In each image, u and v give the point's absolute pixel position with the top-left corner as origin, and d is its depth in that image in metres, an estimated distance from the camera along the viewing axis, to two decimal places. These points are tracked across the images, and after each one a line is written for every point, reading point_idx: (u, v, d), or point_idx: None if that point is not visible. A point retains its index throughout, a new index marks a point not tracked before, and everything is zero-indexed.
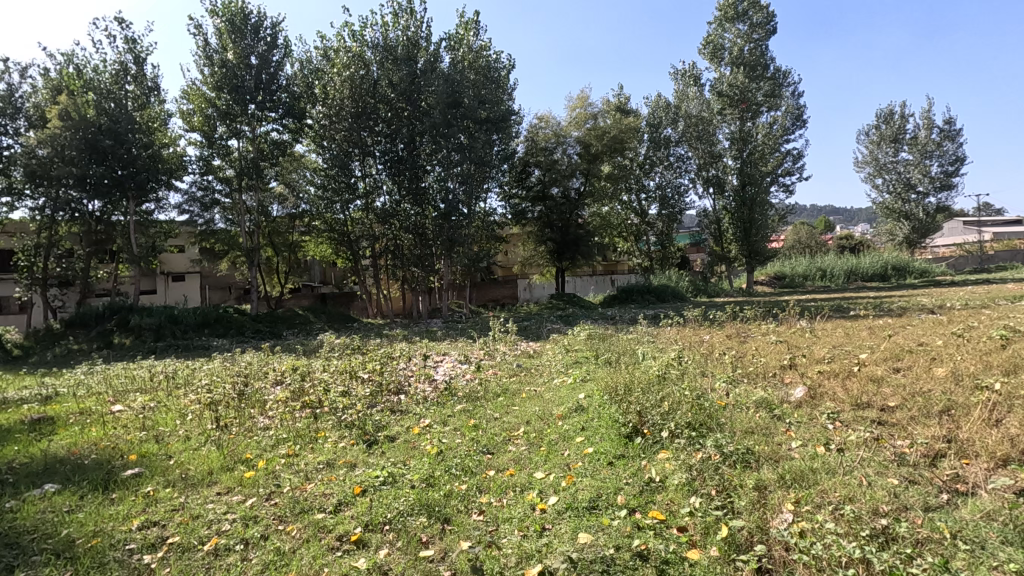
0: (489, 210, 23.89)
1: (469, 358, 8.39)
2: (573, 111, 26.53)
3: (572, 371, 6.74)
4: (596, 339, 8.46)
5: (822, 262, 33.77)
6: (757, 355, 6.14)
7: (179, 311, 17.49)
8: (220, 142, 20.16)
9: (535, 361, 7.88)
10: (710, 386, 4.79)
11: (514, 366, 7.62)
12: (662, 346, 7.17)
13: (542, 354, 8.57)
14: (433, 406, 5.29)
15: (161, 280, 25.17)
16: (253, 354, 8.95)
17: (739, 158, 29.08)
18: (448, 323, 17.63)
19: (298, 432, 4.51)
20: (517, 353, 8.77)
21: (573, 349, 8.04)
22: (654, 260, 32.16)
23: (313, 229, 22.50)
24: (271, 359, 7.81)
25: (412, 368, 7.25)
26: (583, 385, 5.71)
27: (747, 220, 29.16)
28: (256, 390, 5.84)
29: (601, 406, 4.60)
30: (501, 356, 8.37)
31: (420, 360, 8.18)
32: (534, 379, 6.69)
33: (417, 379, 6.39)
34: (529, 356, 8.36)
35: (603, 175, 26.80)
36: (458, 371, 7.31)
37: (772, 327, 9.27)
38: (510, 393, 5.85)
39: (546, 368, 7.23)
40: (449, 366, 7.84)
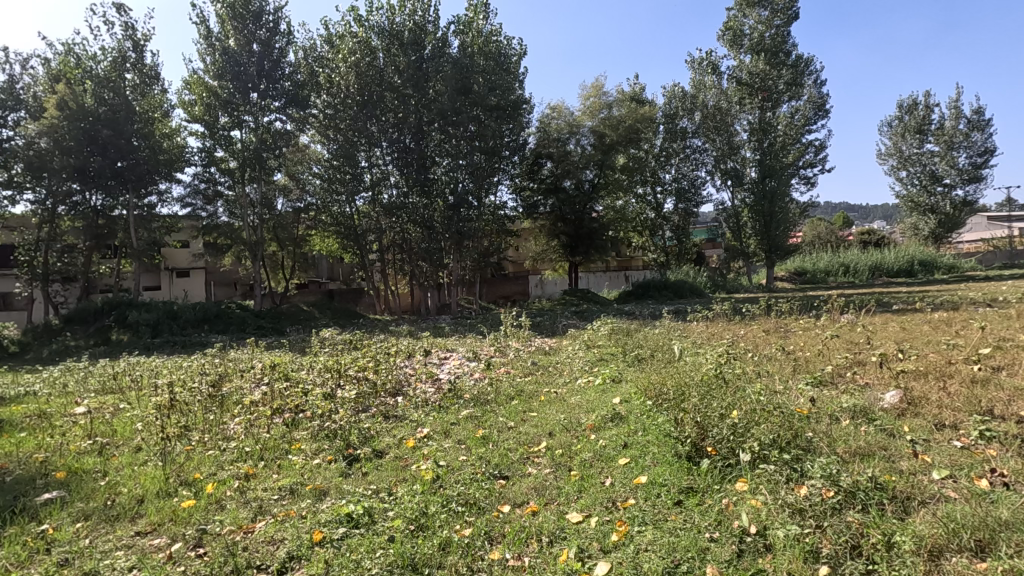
0: (499, 202, 23.10)
1: (480, 356, 7.61)
2: (586, 101, 25.66)
3: (598, 369, 5.92)
4: (620, 336, 7.65)
5: (845, 257, 32.54)
6: (817, 352, 5.34)
7: (179, 307, 16.89)
8: (222, 133, 19.57)
9: (554, 359, 7.09)
10: (781, 389, 3.97)
11: (529, 364, 6.83)
12: (699, 342, 6.39)
13: (560, 351, 7.77)
14: (434, 412, 4.50)
15: (165, 275, 24.71)
16: (243, 348, 8.23)
17: (760, 149, 28.07)
18: (458, 319, 16.93)
19: (269, 445, 3.75)
20: (532, 349, 7.96)
21: (596, 346, 7.23)
22: (670, 256, 31.14)
23: (318, 223, 21.85)
24: (259, 355, 7.09)
25: (413, 366, 6.48)
26: (618, 387, 4.92)
27: (767, 213, 28.15)
28: (237, 391, 5.11)
29: (646, 416, 3.87)
30: (514, 353, 7.58)
31: (424, 358, 7.41)
32: (554, 379, 5.88)
33: (424, 380, 5.63)
34: (546, 354, 7.57)
35: (618, 166, 25.90)
36: (465, 369, 6.54)
37: (813, 321, 8.37)
38: (525, 396, 5.04)
39: (568, 366, 6.43)
40: (455, 364, 7.06)
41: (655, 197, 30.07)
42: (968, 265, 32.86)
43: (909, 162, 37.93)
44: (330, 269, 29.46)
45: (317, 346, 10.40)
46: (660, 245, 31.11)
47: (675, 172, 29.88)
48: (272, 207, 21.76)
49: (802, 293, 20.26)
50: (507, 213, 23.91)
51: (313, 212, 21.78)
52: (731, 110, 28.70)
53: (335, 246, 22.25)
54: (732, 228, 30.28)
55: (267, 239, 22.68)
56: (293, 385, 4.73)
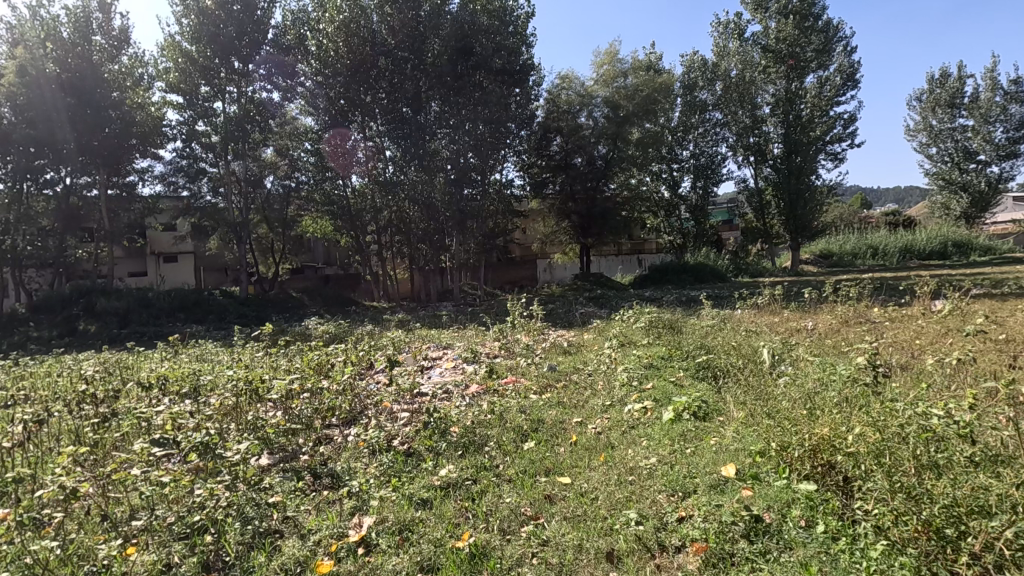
0: (505, 179, 21.37)
1: (481, 356, 6.03)
2: (599, 68, 23.90)
3: (648, 383, 4.52)
4: (671, 330, 6.05)
5: (873, 238, 30.65)
6: (986, 368, 3.98)
7: (154, 294, 15.45)
8: (202, 103, 17.96)
9: (581, 361, 5.60)
10: (1009, 448, 2.67)
11: (548, 369, 5.32)
12: (793, 343, 4.93)
13: (590, 347, 6.17)
14: (385, 468, 3.37)
15: (151, 261, 23.39)
16: (187, 351, 6.71)
17: (785, 122, 26.27)
18: (459, 307, 15.37)
19: (77, 553, 2.65)
20: (548, 346, 6.37)
21: (642, 344, 5.65)
22: (688, 238, 29.25)
23: (309, 202, 20.26)
24: (198, 360, 5.57)
25: (389, 376, 4.96)
26: (729, 434, 3.49)
27: (793, 191, 26.29)
28: (138, 427, 3.88)
29: (831, 543, 2.45)
30: (525, 351, 6.00)
31: (408, 360, 5.93)
32: (582, 396, 4.56)
33: (397, 406, 4.34)
34: (571, 353, 6.03)
35: (633, 140, 24.05)
36: (458, 379, 5.05)
37: (901, 311, 6.66)
38: (536, 433, 3.85)
39: (590, 375, 5.07)
40: (448, 369, 5.58)
41: (671, 174, 28.20)
42: (1007, 246, 30.68)
43: (941, 137, 35.57)
44: (326, 254, 27.95)
45: (291, 339, 8.92)
46: (676, 227, 29.20)
47: (693, 148, 28.01)
48: (260, 185, 20.17)
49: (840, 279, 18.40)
50: (514, 191, 22.21)
51: (305, 191, 20.20)
52: (755, 80, 26.70)
53: (328, 228, 20.66)
54: (754, 208, 28.35)
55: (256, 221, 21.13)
56: (173, 415, 3.60)
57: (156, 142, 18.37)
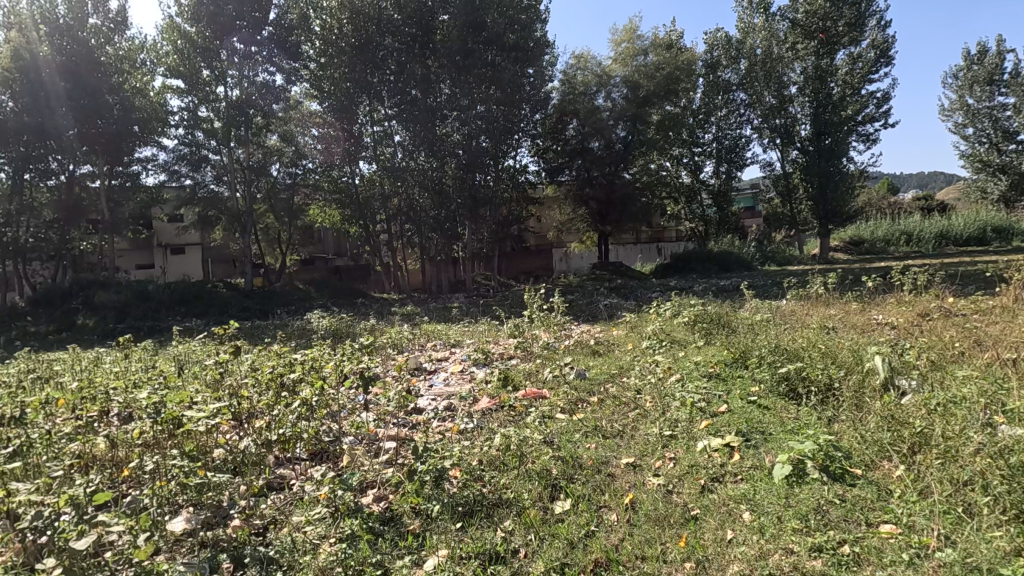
0: (519, 164, 20.42)
1: (496, 358, 5.18)
2: (618, 46, 22.85)
3: (714, 405, 3.66)
4: (733, 329, 5.08)
5: (907, 224, 29.09)
6: None
7: (154, 286, 14.81)
8: (204, 88, 17.25)
9: (622, 365, 4.71)
10: None
11: (577, 376, 4.46)
12: (909, 350, 3.95)
13: (629, 346, 5.27)
14: (334, 556, 2.46)
15: (159, 253, 22.95)
16: (162, 358, 5.93)
17: (815, 101, 24.88)
18: (472, 299, 14.52)
19: None
20: (572, 345, 5.50)
21: (701, 350, 4.71)
22: (710, 226, 28.00)
23: (316, 191, 19.54)
24: (159, 370, 4.76)
25: (387, 388, 4.17)
26: (917, 512, 2.47)
27: (824, 174, 24.95)
28: (51, 462, 3.09)
29: None
30: (546, 351, 5.10)
31: (411, 363, 5.13)
32: (623, 420, 3.71)
33: (383, 432, 3.66)
34: (606, 353, 5.15)
35: (653, 121, 22.87)
36: (467, 391, 4.24)
37: (988, 302, 5.61)
38: (563, 486, 3.00)
39: (632, 387, 4.17)
40: (455, 375, 4.76)
41: (693, 159, 26.99)
42: None
43: (978, 117, 33.51)
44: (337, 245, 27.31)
45: (289, 335, 8.20)
46: (698, 213, 27.97)
47: (715, 131, 26.77)
48: (266, 173, 19.49)
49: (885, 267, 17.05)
50: (529, 178, 21.25)
51: (312, 179, 19.47)
52: (782, 57, 25.31)
53: (336, 218, 19.91)
54: (781, 193, 27.04)
55: (262, 211, 20.44)
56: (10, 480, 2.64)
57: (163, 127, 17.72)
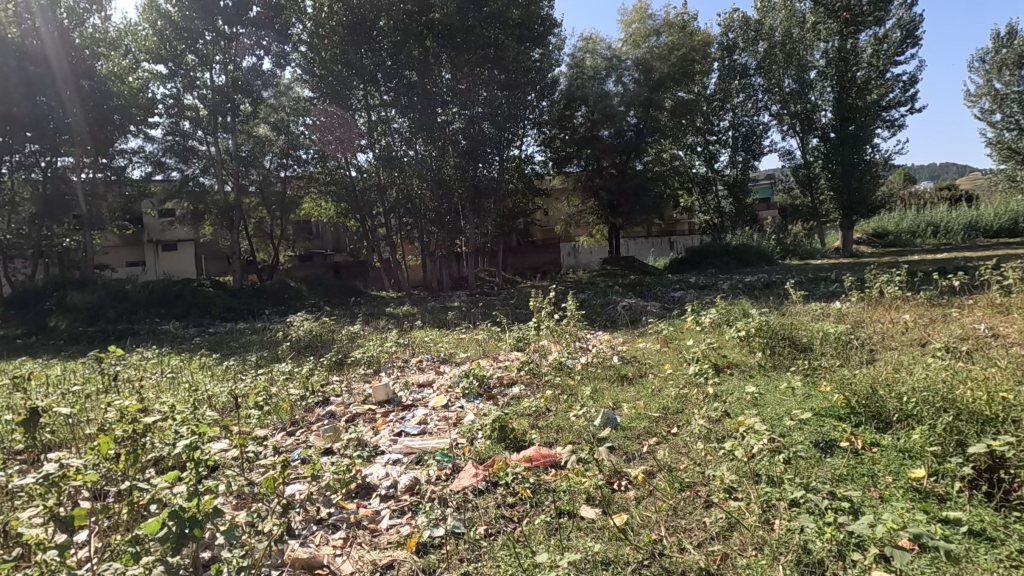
0: (524, 153, 19.25)
1: (491, 388, 4.07)
2: (629, 28, 21.61)
3: (848, 501, 2.34)
4: (820, 364, 3.78)
5: (933, 214, 27.63)
6: None
7: (131, 286, 13.76)
8: (188, 72, 16.22)
9: (676, 414, 3.35)
10: None
11: (608, 421, 3.29)
12: None
13: (669, 374, 4.01)
14: None
15: (150, 250, 21.96)
16: (87, 390, 4.83)
17: (838, 84, 23.51)
18: (475, 298, 13.37)
19: None
20: (592, 364, 4.37)
21: (786, 398, 3.39)
22: (725, 218, 26.70)
23: (311, 183, 18.48)
24: (30, 438, 3.60)
25: (342, 445, 3.03)
26: None
27: (848, 163, 23.56)
28: None
29: None
30: (558, 379, 3.96)
31: (385, 394, 4.01)
32: (690, 522, 2.38)
33: (301, 549, 2.39)
34: (640, 385, 3.91)
35: (667, 107, 21.57)
36: (451, 445, 3.11)
37: None
38: None
39: (706, 462, 2.77)
40: (438, 415, 3.61)
41: (708, 147, 25.69)
42: None
43: (1007, 102, 29.60)
44: (335, 240, 26.27)
45: (263, 343, 7.19)
46: (713, 205, 26.64)
47: (731, 119, 25.46)
48: (259, 165, 18.45)
49: (930, 261, 15.49)
50: (535, 168, 20.09)
51: (306, 170, 18.40)
52: (803, 39, 23.93)
53: (331, 212, 18.82)
54: (801, 184, 25.68)
55: (254, 205, 19.42)
56: None
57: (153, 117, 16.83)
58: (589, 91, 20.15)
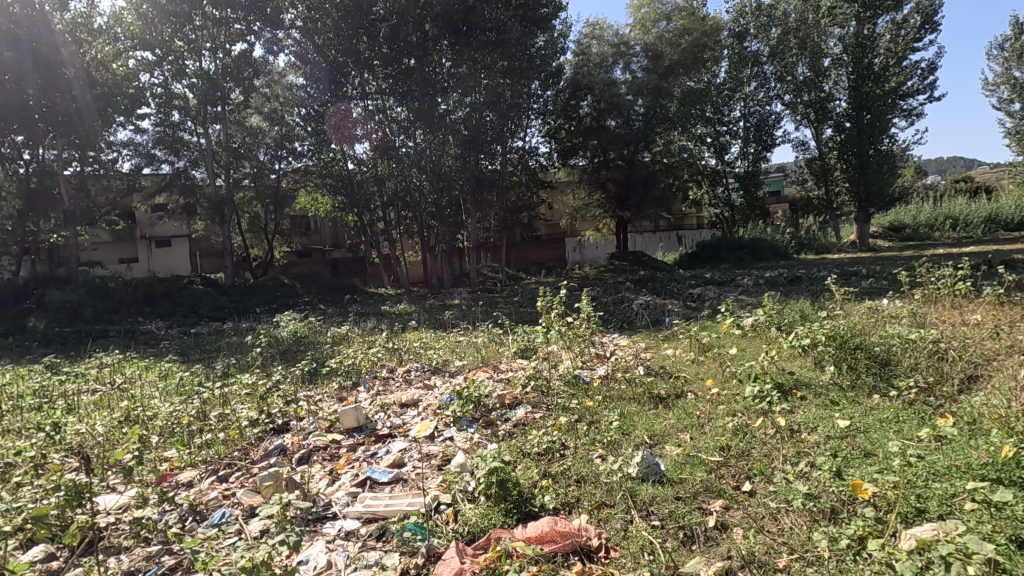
0: (528, 144, 18.46)
1: (489, 411, 3.32)
2: (637, 13, 20.76)
3: None
4: (909, 394, 3.03)
5: (951, 207, 26.69)
6: None
7: (114, 283, 13.07)
8: (176, 60, 15.53)
9: (742, 463, 2.57)
10: None
11: (649, 463, 2.57)
12: None
13: (717, 399, 3.25)
14: None
15: (142, 246, 21.30)
16: (15, 406, 4.10)
17: (854, 72, 22.58)
18: (475, 296, 12.63)
19: None
20: (611, 378, 3.64)
21: (884, 436, 2.61)
22: (736, 211, 25.85)
23: (306, 176, 17.76)
24: None
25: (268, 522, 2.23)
26: None
27: (864, 153, 22.66)
28: None
29: None
30: (575, 402, 3.23)
31: (362, 417, 3.30)
32: None
33: None
34: (678, 411, 3.15)
35: (676, 95, 20.71)
36: (431, 507, 2.35)
37: None
38: None
39: (815, 552, 1.94)
40: (422, 449, 2.88)
41: (718, 139, 24.83)
42: None
43: None
44: (334, 235, 25.55)
45: (241, 347, 6.48)
46: (722, 198, 25.80)
47: (742, 108, 24.57)
48: (252, 157, 17.74)
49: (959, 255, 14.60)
50: (539, 160, 19.31)
51: (300, 163, 17.68)
52: (818, 24, 22.99)
53: (327, 206, 18.10)
54: (815, 175, 24.78)
55: (247, 199, 18.71)
56: None
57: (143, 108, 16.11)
58: (595, 79, 19.35)
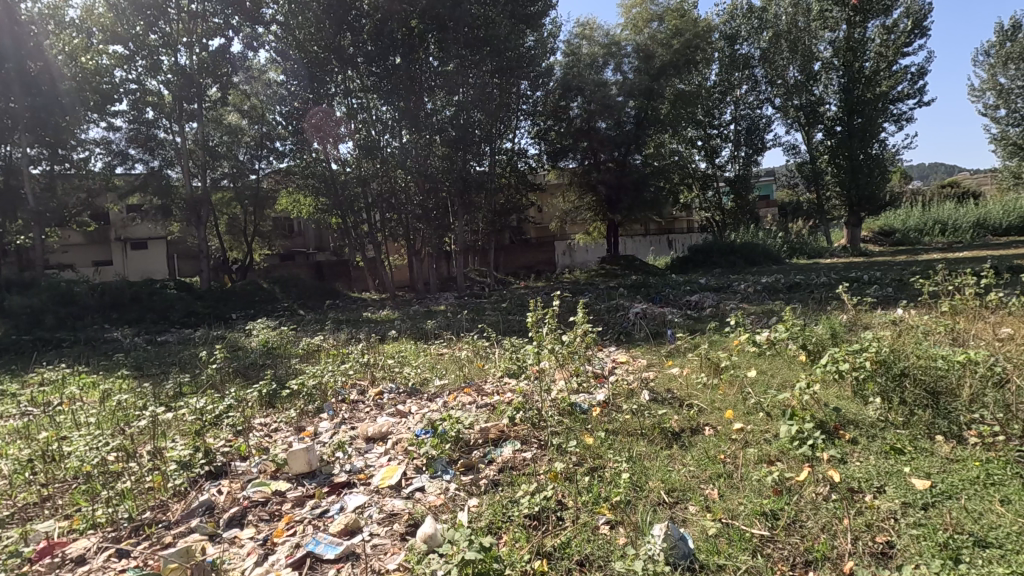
0: (516, 145, 18.01)
1: (469, 450, 2.84)
2: (628, 14, 20.52)
3: None
4: (978, 446, 2.58)
5: (940, 212, 26.72)
6: None
7: (79, 287, 12.35)
8: (150, 54, 14.91)
9: (794, 541, 2.09)
10: None
11: (677, 534, 2.07)
12: None
13: (746, 442, 2.78)
14: None
15: (117, 248, 20.51)
16: None
17: (845, 76, 22.42)
18: (462, 302, 12.13)
19: None
20: (614, 410, 3.16)
21: (975, 506, 2.14)
22: (726, 215, 25.60)
23: (287, 176, 17.16)
24: None
25: None
26: None
27: (855, 158, 22.54)
28: None
29: None
30: (575, 443, 2.76)
31: (320, 462, 2.79)
32: None
33: None
34: (698, 456, 2.69)
35: (668, 97, 20.40)
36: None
37: None
38: None
39: None
40: (387, 509, 2.37)
41: (709, 142, 24.57)
42: None
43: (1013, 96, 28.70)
44: (318, 238, 24.89)
45: (204, 360, 5.93)
46: (713, 202, 25.55)
47: (733, 112, 24.37)
48: (231, 156, 17.10)
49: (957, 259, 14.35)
50: (529, 162, 18.88)
51: (282, 163, 17.09)
52: (808, 28, 22.91)
53: (310, 208, 17.49)
54: (806, 179, 24.63)
55: (226, 200, 18.06)
56: None
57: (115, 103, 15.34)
58: (586, 80, 19.00)
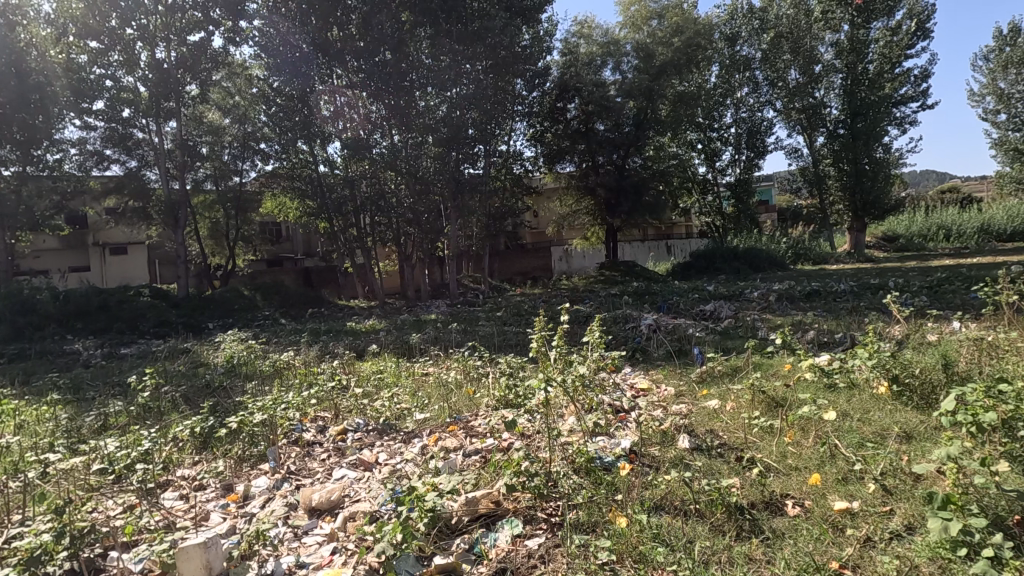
0: (511, 146, 17.29)
1: (447, 536, 2.15)
2: (626, 12, 19.94)
3: None
4: None
5: (944, 217, 26.18)
6: None
7: (42, 293, 11.49)
8: (126, 48, 14.15)
9: None
10: None
11: None
12: None
13: (869, 540, 2.01)
14: None
15: (95, 253, 19.64)
16: None
17: (849, 77, 21.90)
18: (455, 311, 11.37)
19: None
20: (645, 473, 2.42)
21: None
22: (727, 221, 24.95)
23: (272, 178, 16.36)
24: None
25: None
26: None
27: (860, 161, 21.93)
28: None
29: None
30: (599, 537, 2.04)
31: (233, 553, 2.06)
32: None
33: None
34: (801, 565, 1.88)
35: (668, 98, 19.79)
36: None
37: None
38: None
39: None
40: None
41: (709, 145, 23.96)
42: None
43: None
44: (307, 244, 24.04)
45: (153, 381, 5.15)
46: (714, 206, 24.91)
47: (733, 115, 23.81)
48: (213, 157, 16.30)
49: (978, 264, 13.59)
50: (524, 164, 18.16)
51: (266, 164, 16.30)
52: (810, 29, 22.41)
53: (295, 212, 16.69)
54: (809, 183, 24.03)
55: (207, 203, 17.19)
56: None
57: (88, 100, 14.39)
58: (584, 80, 18.36)
